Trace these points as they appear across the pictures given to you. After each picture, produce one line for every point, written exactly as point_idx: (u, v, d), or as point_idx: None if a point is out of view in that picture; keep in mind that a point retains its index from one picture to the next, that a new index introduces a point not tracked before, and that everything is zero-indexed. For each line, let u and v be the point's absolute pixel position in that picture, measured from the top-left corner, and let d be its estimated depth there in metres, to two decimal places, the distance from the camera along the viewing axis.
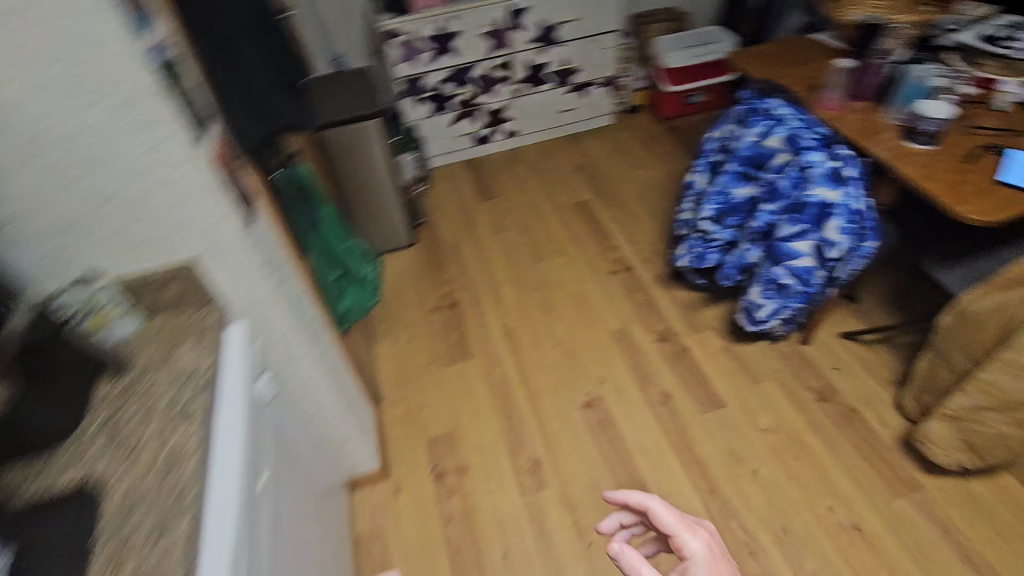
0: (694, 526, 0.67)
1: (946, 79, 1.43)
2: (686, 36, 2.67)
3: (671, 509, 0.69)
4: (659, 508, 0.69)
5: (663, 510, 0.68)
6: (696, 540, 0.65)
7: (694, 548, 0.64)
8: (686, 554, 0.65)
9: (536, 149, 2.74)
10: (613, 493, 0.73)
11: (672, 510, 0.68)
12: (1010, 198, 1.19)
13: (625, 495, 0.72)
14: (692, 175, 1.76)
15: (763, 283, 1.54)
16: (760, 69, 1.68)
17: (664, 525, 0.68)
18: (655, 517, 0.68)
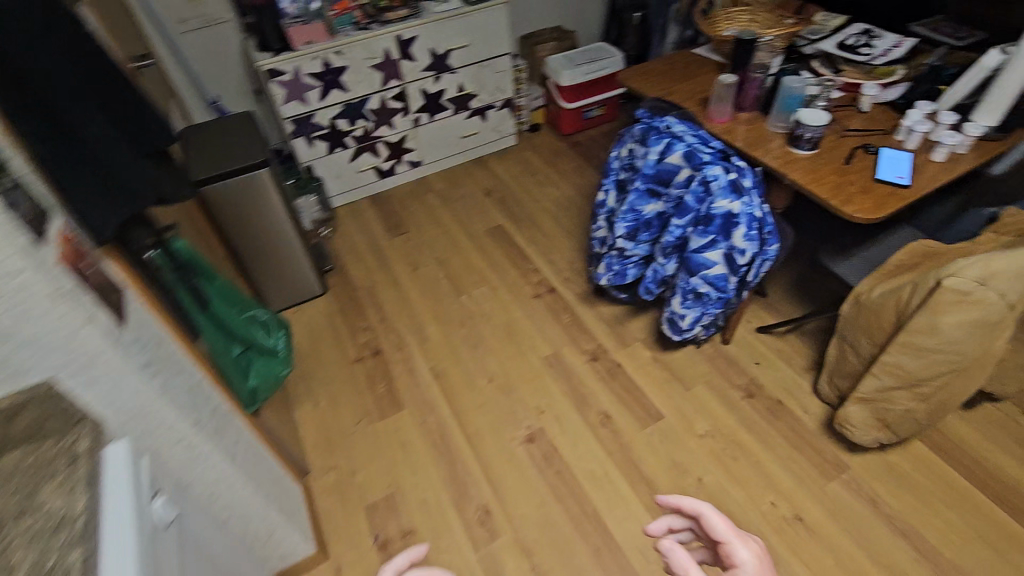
0: (747, 536, 0.59)
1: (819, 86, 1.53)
2: (576, 55, 2.70)
3: (726, 517, 0.59)
4: (711, 514, 0.59)
5: (716, 515, 0.59)
6: (748, 551, 0.56)
7: (744, 558, 0.55)
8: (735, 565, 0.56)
9: (443, 176, 2.68)
10: (666, 490, 0.63)
11: (721, 516, 0.60)
12: (887, 194, 1.29)
13: (676, 496, 0.62)
14: (601, 194, 1.78)
15: (682, 294, 1.58)
16: (652, 87, 1.74)
17: (714, 533, 0.59)
18: (706, 524, 0.60)
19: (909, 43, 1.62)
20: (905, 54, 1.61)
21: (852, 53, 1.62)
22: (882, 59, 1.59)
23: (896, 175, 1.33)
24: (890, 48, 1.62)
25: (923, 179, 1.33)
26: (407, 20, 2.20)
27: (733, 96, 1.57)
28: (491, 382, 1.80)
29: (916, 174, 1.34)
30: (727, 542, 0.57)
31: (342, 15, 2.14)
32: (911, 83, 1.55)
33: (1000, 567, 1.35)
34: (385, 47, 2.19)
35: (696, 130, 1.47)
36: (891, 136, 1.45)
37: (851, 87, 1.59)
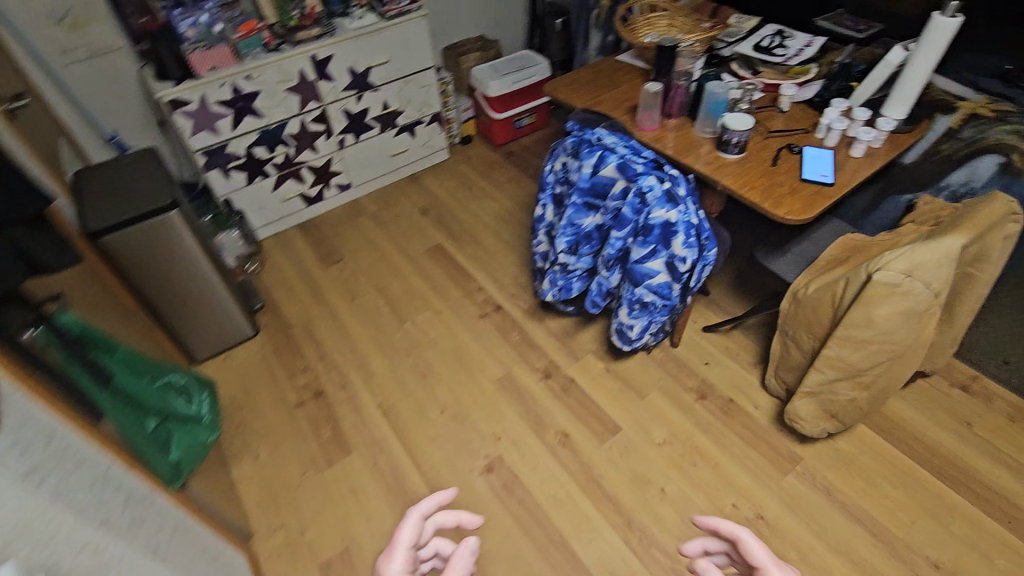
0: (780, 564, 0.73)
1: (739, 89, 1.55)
2: (502, 65, 2.67)
3: (765, 549, 0.73)
4: (749, 541, 0.74)
5: (755, 544, 0.74)
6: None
7: None
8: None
9: (375, 197, 2.57)
10: (705, 513, 0.79)
11: (762, 545, 0.74)
12: (814, 194, 1.32)
13: (716, 521, 0.78)
14: (539, 208, 1.75)
15: (628, 305, 1.57)
16: (579, 98, 1.72)
17: (754, 558, 0.73)
18: (748, 549, 0.74)
19: (818, 41, 1.67)
20: (817, 53, 1.66)
21: (768, 54, 1.65)
22: (796, 59, 1.64)
23: (821, 174, 1.36)
24: (802, 48, 1.67)
25: (845, 176, 1.37)
26: (321, 39, 2.09)
27: (660, 104, 1.56)
28: (443, 413, 1.73)
29: (838, 171, 1.38)
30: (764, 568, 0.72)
31: (249, 37, 2.00)
32: (825, 81, 1.60)
33: (948, 540, 1.40)
34: (299, 68, 2.08)
35: (627, 141, 1.45)
36: (812, 134, 1.48)
37: (770, 87, 1.63)
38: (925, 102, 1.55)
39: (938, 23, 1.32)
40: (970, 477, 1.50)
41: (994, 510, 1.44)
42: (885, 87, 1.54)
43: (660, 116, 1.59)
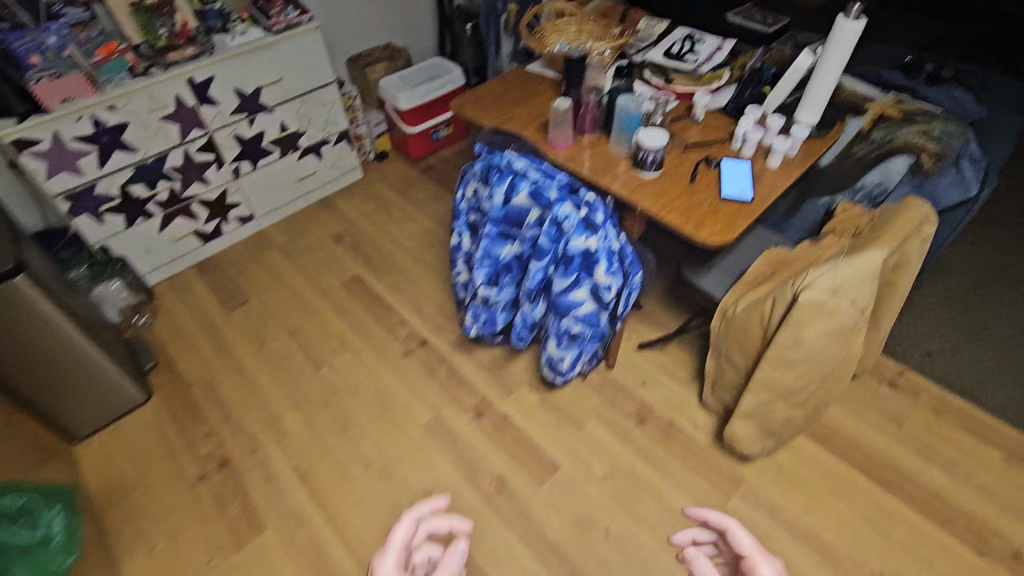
0: (766, 555, 0.94)
1: (652, 100, 1.47)
2: (412, 75, 2.51)
3: (754, 542, 0.95)
4: (739, 533, 0.97)
5: (745, 536, 0.96)
6: (769, 566, 0.91)
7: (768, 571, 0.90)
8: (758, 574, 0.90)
9: (283, 227, 2.36)
10: (701, 507, 1.03)
11: (749, 535, 0.97)
12: (734, 212, 1.25)
13: (706, 514, 1.02)
14: (455, 236, 1.62)
15: (556, 337, 1.47)
16: (486, 115, 1.59)
17: (741, 547, 0.95)
18: (734, 537, 0.97)
19: (728, 45, 1.62)
20: (728, 56, 1.60)
21: (680, 60, 1.58)
22: (707, 65, 1.57)
23: (740, 189, 1.29)
24: (713, 52, 1.60)
25: (763, 190, 1.31)
26: (197, 59, 1.86)
27: (572, 120, 1.46)
28: (367, 470, 1.58)
29: (757, 185, 1.32)
30: (752, 557, 0.93)
31: (110, 61, 1.75)
32: (738, 86, 1.54)
33: (889, 549, 1.38)
34: (174, 93, 1.84)
35: (539, 165, 1.33)
36: (728, 145, 1.42)
37: (685, 95, 1.55)
38: (836, 104, 1.52)
39: (843, 26, 1.29)
40: (906, 478, 1.49)
41: (931, 511, 1.43)
42: (797, 91, 1.50)
43: (573, 133, 1.48)
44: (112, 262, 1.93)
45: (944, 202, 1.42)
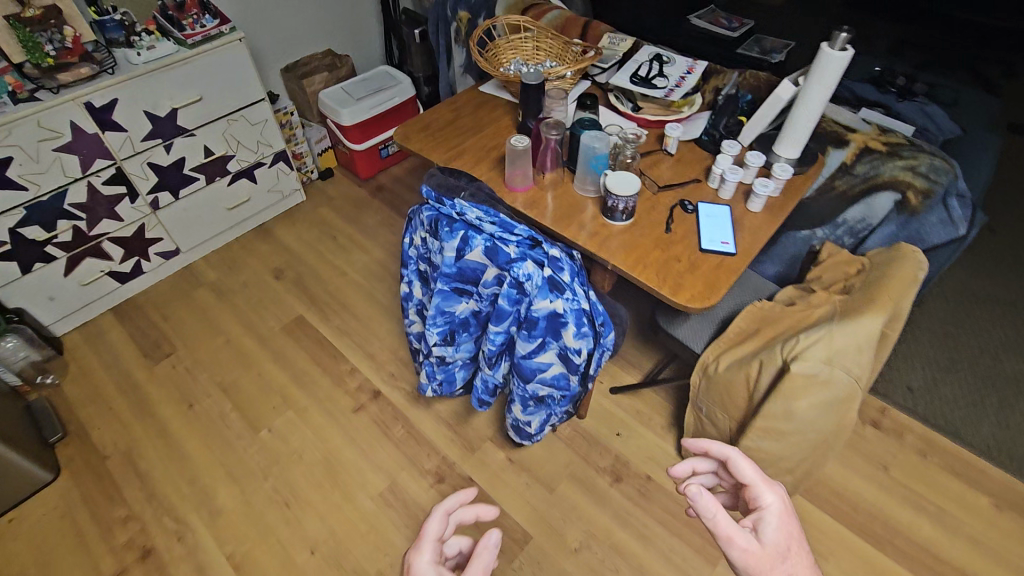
0: (769, 485, 0.70)
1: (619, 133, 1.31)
2: (356, 87, 2.28)
3: (754, 465, 0.70)
4: (740, 459, 0.71)
5: (744, 462, 0.70)
6: (771, 495, 0.68)
7: (770, 499, 0.68)
8: (761, 506, 0.68)
9: (215, 261, 2.11)
10: (692, 435, 0.77)
11: (751, 462, 0.71)
12: (716, 267, 1.11)
13: (708, 444, 0.76)
14: (405, 284, 1.44)
15: (521, 402, 1.33)
16: (435, 149, 1.41)
17: (743, 476, 0.71)
18: (737, 466, 0.71)
19: (699, 68, 1.48)
20: (699, 80, 1.45)
21: (648, 84, 1.43)
22: (678, 90, 1.42)
23: (720, 240, 1.15)
24: (683, 75, 1.46)
25: (746, 238, 1.17)
26: (95, 79, 1.60)
27: (532, 158, 1.29)
28: (314, 554, 1.40)
29: (739, 233, 1.18)
30: (755, 487, 0.69)
31: None
32: (711, 114, 1.41)
33: None
34: (70, 119, 1.58)
35: (495, 215, 1.15)
36: (705, 184, 1.29)
37: (654, 124, 1.41)
38: (817, 134, 1.41)
39: (828, 57, 1.15)
40: (895, 532, 1.41)
41: (921, 568, 1.36)
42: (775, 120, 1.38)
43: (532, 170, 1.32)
44: (5, 316, 1.66)
45: (930, 240, 1.35)
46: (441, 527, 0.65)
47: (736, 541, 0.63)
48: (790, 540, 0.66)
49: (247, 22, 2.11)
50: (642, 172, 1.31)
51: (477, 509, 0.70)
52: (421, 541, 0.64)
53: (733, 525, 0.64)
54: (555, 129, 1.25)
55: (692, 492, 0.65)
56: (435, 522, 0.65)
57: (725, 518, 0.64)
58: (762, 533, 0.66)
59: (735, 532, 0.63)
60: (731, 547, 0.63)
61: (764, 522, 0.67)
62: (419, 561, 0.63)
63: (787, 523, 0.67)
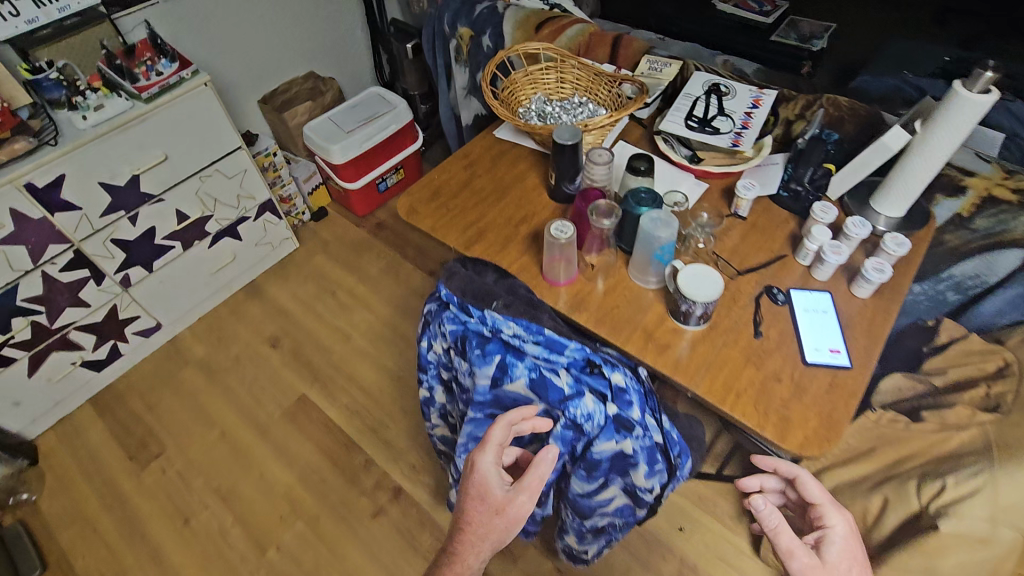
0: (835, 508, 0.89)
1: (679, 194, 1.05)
2: (346, 117, 2.00)
3: (822, 489, 0.91)
4: (809, 481, 0.91)
5: (813, 484, 0.90)
6: (836, 519, 0.88)
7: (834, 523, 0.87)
8: (827, 525, 0.88)
9: (202, 332, 1.87)
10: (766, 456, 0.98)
11: (817, 484, 0.90)
12: (827, 391, 0.87)
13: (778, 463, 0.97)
14: (423, 389, 1.19)
15: (576, 534, 1.10)
16: (450, 226, 1.14)
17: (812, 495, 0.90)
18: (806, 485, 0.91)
19: (767, 99, 1.20)
20: (770, 116, 1.18)
21: (707, 128, 1.16)
22: (746, 132, 1.15)
23: (829, 348, 0.91)
24: (749, 110, 1.18)
25: (859, 341, 0.92)
26: (33, 154, 1.33)
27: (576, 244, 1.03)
28: None
29: (849, 333, 0.93)
30: (825, 510, 0.89)
31: None
32: (789, 160, 1.14)
33: None
34: (10, 207, 1.32)
35: (540, 333, 0.91)
36: (793, 261, 1.03)
37: (718, 176, 1.15)
38: None
39: (964, 102, 0.88)
40: None
41: None
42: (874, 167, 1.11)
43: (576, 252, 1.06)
44: None
45: None
46: (498, 441, 0.88)
47: (799, 556, 0.82)
48: (850, 561, 0.84)
49: (215, 54, 1.81)
50: (713, 248, 1.05)
51: (533, 421, 0.90)
52: (485, 445, 0.88)
53: (794, 542, 0.84)
54: (607, 217, 0.97)
55: (759, 508, 0.85)
56: (497, 432, 0.87)
57: (786, 533, 0.84)
58: (825, 551, 0.85)
59: (794, 546, 0.83)
60: (791, 559, 0.82)
61: (828, 541, 0.86)
62: (482, 460, 0.87)
63: (849, 545, 0.86)
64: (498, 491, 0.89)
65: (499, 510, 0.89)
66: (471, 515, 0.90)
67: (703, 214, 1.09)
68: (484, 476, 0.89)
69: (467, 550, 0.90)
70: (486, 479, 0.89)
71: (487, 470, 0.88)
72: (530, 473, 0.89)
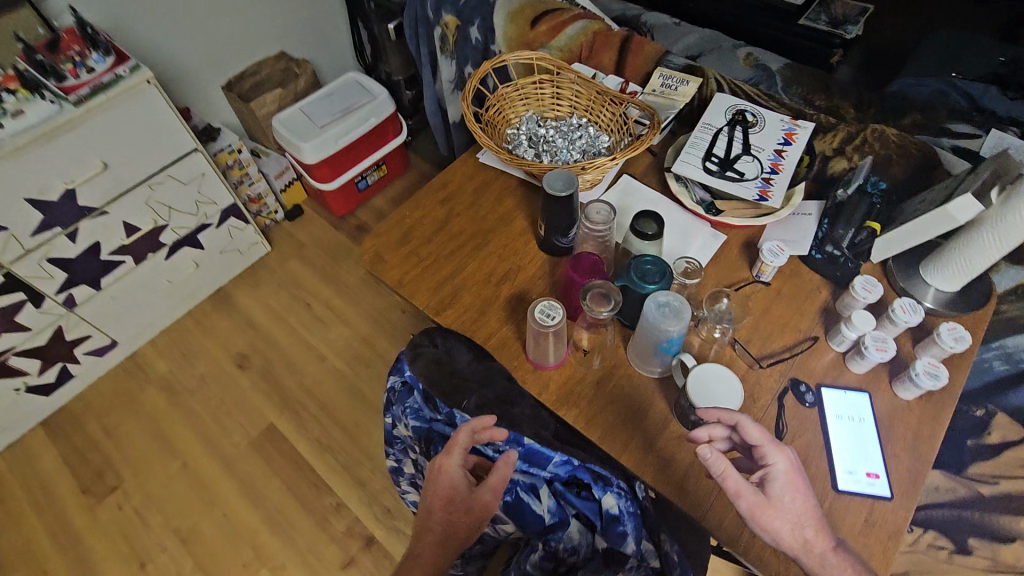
0: (779, 445, 0.71)
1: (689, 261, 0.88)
2: (318, 109, 1.77)
3: (763, 429, 0.71)
4: (751, 425, 0.70)
5: (755, 427, 0.70)
6: (779, 456, 0.70)
7: (780, 467, 0.69)
8: (768, 465, 0.70)
9: (164, 347, 1.70)
10: (706, 407, 0.74)
11: (760, 427, 0.70)
12: (864, 528, 0.73)
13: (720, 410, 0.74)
14: (390, 460, 1.01)
15: None
16: (418, 282, 0.97)
17: (755, 440, 0.70)
18: (749, 432, 0.70)
19: (804, 133, 1.00)
20: (805, 156, 0.98)
21: (729, 172, 0.96)
22: (776, 178, 0.95)
23: (865, 472, 0.76)
24: (779, 148, 0.98)
25: (901, 460, 0.78)
26: None
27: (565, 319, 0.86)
28: None
29: (889, 450, 0.79)
30: (764, 448, 0.70)
31: None
32: (823, 213, 0.96)
33: None
34: None
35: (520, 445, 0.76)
36: (825, 345, 0.87)
37: (737, 228, 0.98)
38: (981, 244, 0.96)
39: None
40: None
41: None
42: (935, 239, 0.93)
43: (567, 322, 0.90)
44: None
45: None
46: (463, 446, 0.74)
47: (747, 497, 0.68)
48: (796, 494, 0.69)
49: (167, 35, 1.56)
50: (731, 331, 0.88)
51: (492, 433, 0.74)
52: (450, 451, 0.74)
53: (743, 483, 0.68)
54: (605, 306, 0.78)
55: (705, 459, 0.68)
56: (460, 440, 0.74)
57: (733, 474, 0.68)
58: (768, 487, 0.70)
59: (743, 486, 0.68)
60: (739, 501, 0.68)
61: (770, 480, 0.70)
62: (449, 465, 0.74)
63: (793, 480, 0.70)
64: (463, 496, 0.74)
65: (461, 522, 0.75)
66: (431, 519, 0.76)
67: (724, 296, 0.89)
68: (447, 480, 0.74)
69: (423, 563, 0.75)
70: (450, 484, 0.74)
71: (454, 478, 0.74)
72: (492, 480, 0.74)
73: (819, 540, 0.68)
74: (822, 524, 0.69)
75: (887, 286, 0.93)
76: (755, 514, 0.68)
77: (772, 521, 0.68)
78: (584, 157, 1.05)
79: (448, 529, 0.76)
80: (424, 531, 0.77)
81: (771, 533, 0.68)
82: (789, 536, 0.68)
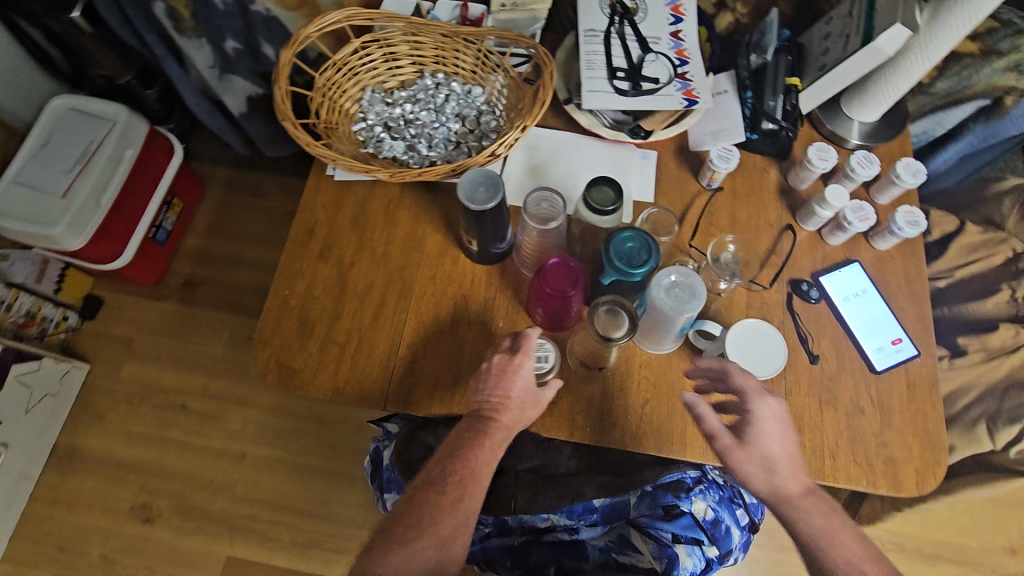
0: (766, 394, 0.67)
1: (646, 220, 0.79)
2: (38, 168, 1.22)
3: (751, 376, 0.68)
4: (737, 370, 0.69)
5: (740, 373, 0.69)
6: (761, 404, 0.67)
7: (753, 412, 0.66)
8: (745, 413, 0.67)
9: (30, 554, 1.26)
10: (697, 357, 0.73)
11: (747, 374, 0.68)
12: (908, 394, 0.76)
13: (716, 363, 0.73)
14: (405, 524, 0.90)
15: None
16: (355, 376, 0.74)
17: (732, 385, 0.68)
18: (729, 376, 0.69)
19: (688, 2, 0.86)
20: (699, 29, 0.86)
21: (643, 82, 0.81)
22: (690, 68, 0.82)
23: (891, 342, 0.77)
24: (675, 29, 0.84)
25: (908, 310, 0.80)
26: None
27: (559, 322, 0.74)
28: None
29: (895, 306, 0.80)
30: (747, 393, 0.67)
31: None
32: (740, 88, 0.86)
33: None
34: None
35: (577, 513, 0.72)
36: (799, 228, 0.83)
37: (668, 139, 0.85)
38: None
39: None
40: None
41: None
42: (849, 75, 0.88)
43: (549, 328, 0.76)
44: None
45: None
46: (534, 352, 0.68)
47: (716, 434, 0.66)
48: (777, 444, 0.65)
49: None
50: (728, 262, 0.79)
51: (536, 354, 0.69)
52: (528, 350, 0.67)
53: (717, 423, 0.67)
54: (618, 328, 0.66)
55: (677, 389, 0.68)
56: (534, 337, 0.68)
57: (709, 411, 0.68)
58: (745, 432, 0.66)
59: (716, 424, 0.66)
60: (712, 439, 0.67)
61: (747, 425, 0.67)
62: (526, 364, 0.67)
63: (773, 429, 0.66)
64: (519, 390, 0.66)
65: (522, 423, 0.67)
66: (488, 407, 0.66)
67: (729, 242, 0.80)
68: (520, 380, 0.67)
69: (479, 440, 0.65)
70: (523, 387, 0.67)
71: (527, 377, 0.67)
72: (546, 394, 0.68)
73: (791, 490, 0.64)
74: (798, 471, 0.65)
75: (836, 147, 0.88)
76: (725, 455, 0.66)
77: (743, 466, 0.65)
78: (467, 125, 0.82)
79: (513, 412, 0.66)
80: (488, 408, 0.66)
81: (741, 477, 0.65)
82: (757, 480, 0.64)
